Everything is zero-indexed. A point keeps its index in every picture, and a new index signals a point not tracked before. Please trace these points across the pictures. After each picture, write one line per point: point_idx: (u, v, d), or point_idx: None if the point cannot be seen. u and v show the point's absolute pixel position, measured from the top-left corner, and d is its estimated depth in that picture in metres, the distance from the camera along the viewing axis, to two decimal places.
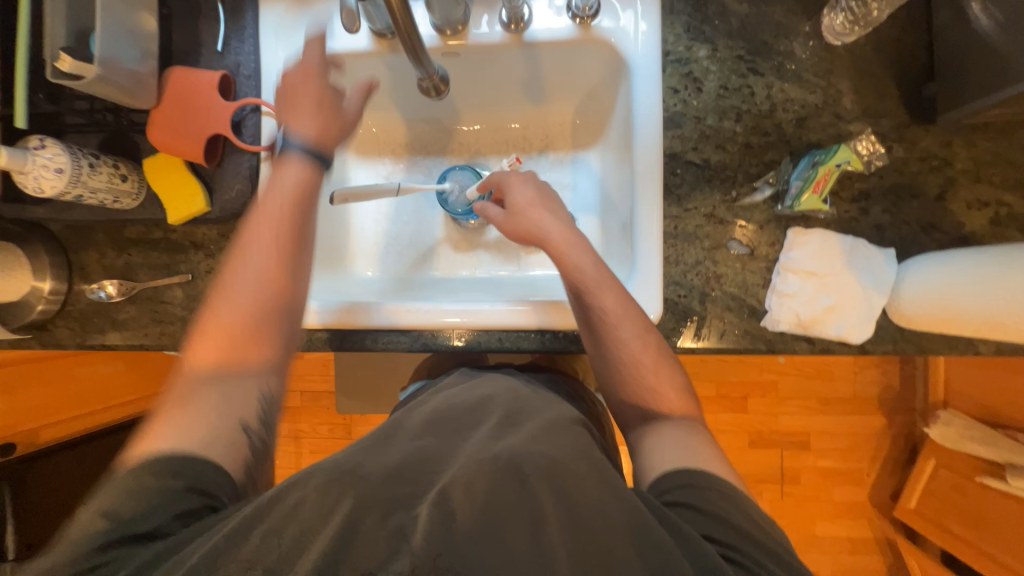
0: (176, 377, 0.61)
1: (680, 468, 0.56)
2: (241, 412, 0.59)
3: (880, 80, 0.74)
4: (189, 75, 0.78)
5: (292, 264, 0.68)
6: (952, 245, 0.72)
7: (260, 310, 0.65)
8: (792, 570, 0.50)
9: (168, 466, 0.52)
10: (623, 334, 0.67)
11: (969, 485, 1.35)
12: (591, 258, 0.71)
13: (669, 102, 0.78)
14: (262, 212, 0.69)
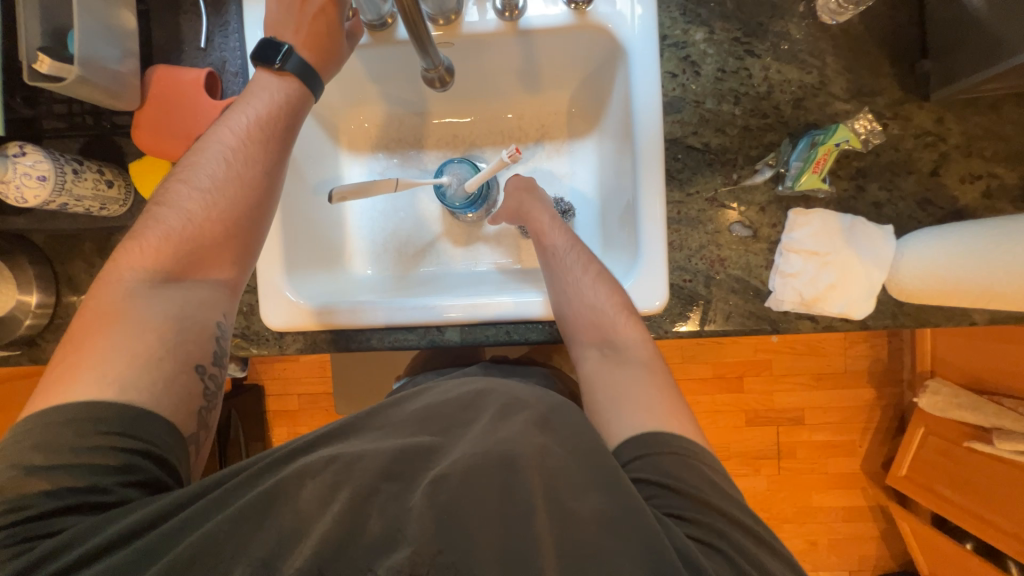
0: (113, 279, 0.59)
1: (642, 437, 0.58)
2: (195, 355, 0.59)
3: (873, 59, 0.75)
4: (174, 75, 0.75)
5: (251, 196, 0.65)
6: (947, 219, 0.73)
7: (210, 232, 0.63)
8: (765, 540, 0.53)
9: (111, 413, 0.52)
10: (568, 262, 0.77)
11: (957, 450, 1.40)
12: (558, 226, 0.82)
13: (669, 87, 0.78)
14: (223, 132, 0.66)
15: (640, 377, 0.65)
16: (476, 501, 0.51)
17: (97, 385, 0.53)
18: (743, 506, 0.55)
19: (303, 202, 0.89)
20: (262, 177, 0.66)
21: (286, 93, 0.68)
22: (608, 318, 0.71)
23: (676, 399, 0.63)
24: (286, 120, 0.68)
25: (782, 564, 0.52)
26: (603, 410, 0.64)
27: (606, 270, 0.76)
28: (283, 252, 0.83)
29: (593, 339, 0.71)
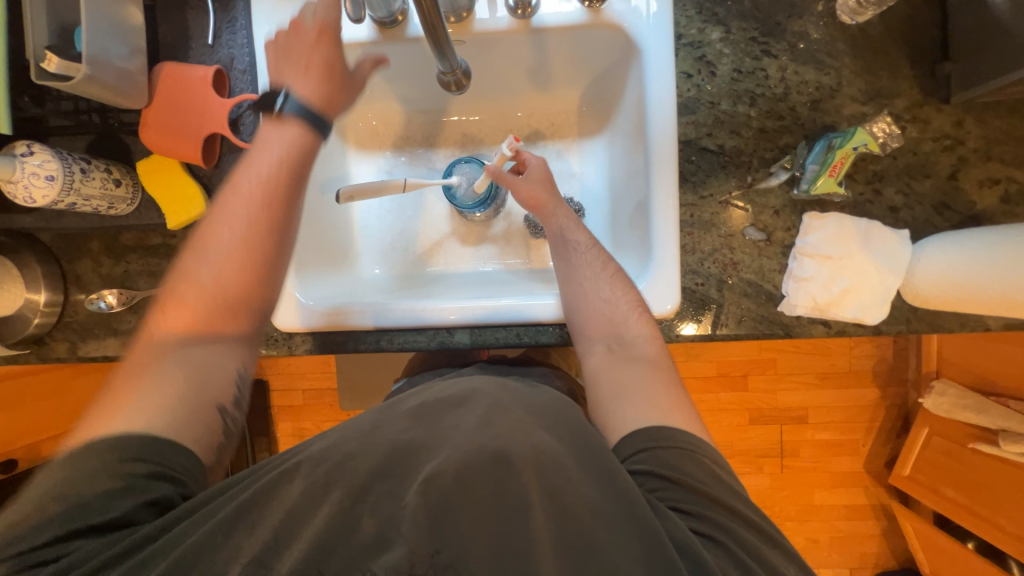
0: (147, 341, 0.61)
1: (647, 428, 0.58)
2: (218, 394, 0.60)
3: (893, 60, 0.74)
4: (182, 72, 0.74)
5: (271, 243, 0.65)
6: (964, 224, 0.72)
7: (233, 290, 0.63)
8: (772, 537, 0.53)
9: (129, 449, 0.53)
10: (586, 257, 0.76)
11: (961, 451, 1.40)
12: (577, 221, 0.79)
13: (684, 87, 0.77)
14: (241, 181, 0.66)
15: (655, 377, 0.65)
16: (473, 497, 0.50)
17: (122, 425, 0.54)
18: (741, 495, 0.55)
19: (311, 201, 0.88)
20: (280, 223, 0.66)
21: (295, 140, 0.67)
22: (620, 314, 0.70)
23: (689, 404, 0.63)
24: (296, 170, 0.67)
25: (783, 554, 0.52)
26: (607, 407, 0.64)
27: (623, 268, 0.75)
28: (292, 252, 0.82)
29: (603, 335, 0.70)
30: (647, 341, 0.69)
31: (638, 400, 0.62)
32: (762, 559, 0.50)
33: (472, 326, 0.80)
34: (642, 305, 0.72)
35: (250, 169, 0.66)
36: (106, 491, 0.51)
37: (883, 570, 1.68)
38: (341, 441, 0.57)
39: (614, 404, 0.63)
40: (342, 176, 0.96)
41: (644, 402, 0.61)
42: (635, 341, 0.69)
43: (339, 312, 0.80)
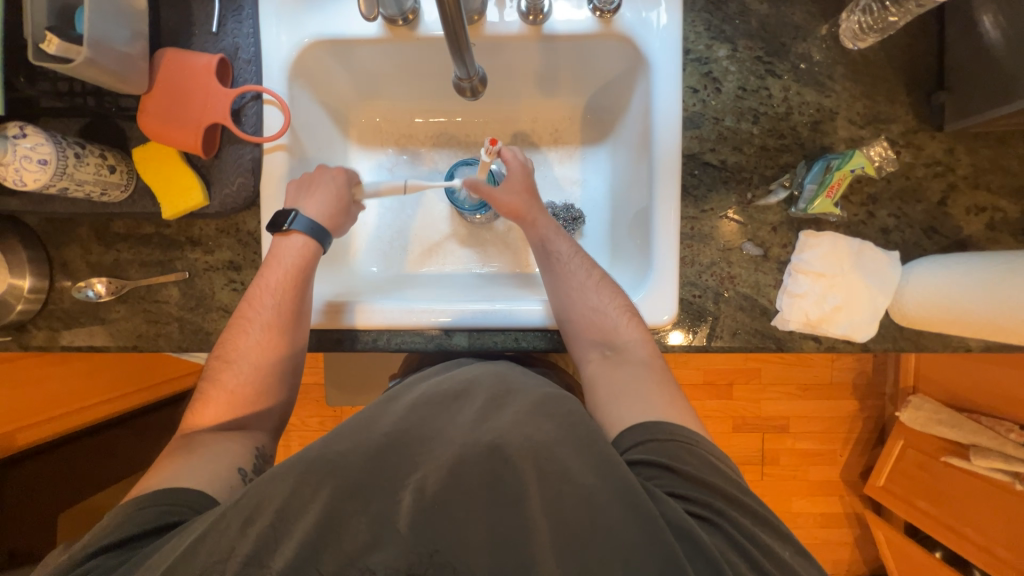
0: (182, 434, 0.67)
1: (645, 423, 0.60)
2: (239, 459, 0.64)
3: (891, 86, 0.76)
4: (184, 59, 0.73)
5: (291, 335, 0.72)
6: (950, 248, 0.75)
7: (257, 383, 0.70)
8: (768, 522, 0.54)
9: (166, 496, 0.57)
10: (571, 267, 0.76)
11: (932, 464, 1.45)
12: (563, 237, 0.80)
13: (689, 102, 0.78)
14: (262, 284, 0.72)
15: (648, 379, 0.66)
16: (470, 493, 0.50)
17: (160, 484, 0.58)
18: (739, 484, 0.57)
19: None
20: (297, 316, 0.72)
21: (302, 252, 0.74)
22: (610, 318, 0.72)
23: (681, 399, 0.66)
24: (303, 275, 0.74)
25: (779, 537, 0.53)
26: (604, 406, 0.66)
27: (609, 275, 0.76)
28: None
29: (594, 342, 0.71)
30: (640, 344, 0.70)
31: (634, 400, 0.64)
32: (760, 543, 0.51)
33: (468, 330, 0.80)
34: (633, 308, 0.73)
35: (264, 281, 0.72)
36: (146, 517, 0.55)
37: None
38: (333, 437, 0.56)
39: (611, 404, 0.66)
40: None
41: (639, 402, 0.64)
42: (628, 347, 0.70)
43: (338, 310, 0.79)
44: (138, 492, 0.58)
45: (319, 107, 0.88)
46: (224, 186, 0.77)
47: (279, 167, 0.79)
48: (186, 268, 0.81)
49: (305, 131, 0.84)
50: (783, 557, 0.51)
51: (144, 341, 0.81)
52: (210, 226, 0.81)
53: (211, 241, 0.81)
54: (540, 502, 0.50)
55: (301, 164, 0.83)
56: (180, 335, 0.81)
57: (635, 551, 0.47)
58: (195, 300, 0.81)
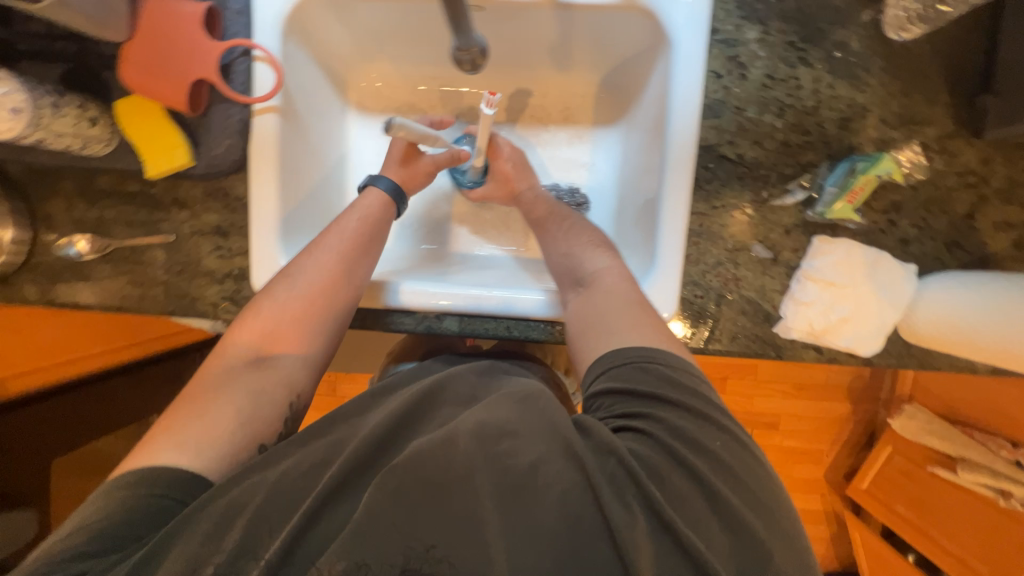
0: (220, 357, 0.63)
1: (601, 359, 0.59)
2: (263, 435, 0.59)
3: (931, 86, 0.71)
4: (169, 5, 0.68)
5: (350, 268, 0.71)
6: (971, 266, 0.71)
7: (303, 310, 0.66)
8: (710, 421, 0.52)
9: (163, 482, 0.52)
10: (549, 227, 0.80)
11: (919, 473, 1.45)
12: (578, 214, 0.82)
13: (711, 88, 0.73)
14: (335, 221, 0.74)
15: (613, 305, 0.65)
16: (439, 466, 0.47)
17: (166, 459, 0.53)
18: (689, 388, 0.55)
19: (309, 165, 0.82)
20: (361, 249, 0.72)
21: (379, 201, 0.78)
22: (578, 258, 0.73)
23: (651, 320, 0.62)
24: (376, 246, 0.75)
25: (716, 431, 0.52)
26: (576, 340, 0.65)
27: (580, 219, 0.80)
28: (278, 213, 0.75)
29: (569, 284, 0.72)
30: (608, 272, 0.69)
31: (598, 334, 0.62)
32: (694, 444, 0.50)
33: (461, 315, 0.78)
34: (607, 244, 0.75)
35: (340, 217, 0.74)
36: (143, 518, 0.50)
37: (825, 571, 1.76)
38: (332, 434, 0.54)
39: (582, 338, 0.64)
40: (339, 141, 0.90)
41: (604, 332, 0.62)
42: (595, 276, 0.70)
43: (378, 290, 0.76)
44: (138, 465, 0.53)
45: (316, 67, 0.83)
46: (211, 147, 0.74)
47: (269, 130, 0.74)
48: (172, 231, 0.78)
49: (300, 93, 0.79)
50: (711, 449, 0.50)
51: (128, 303, 0.79)
52: (197, 188, 0.77)
53: (198, 204, 0.78)
54: (481, 472, 0.47)
55: (295, 129, 0.78)
56: (165, 299, 0.79)
57: (566, 490, 0.47)
58: (181, 265, 0.78)
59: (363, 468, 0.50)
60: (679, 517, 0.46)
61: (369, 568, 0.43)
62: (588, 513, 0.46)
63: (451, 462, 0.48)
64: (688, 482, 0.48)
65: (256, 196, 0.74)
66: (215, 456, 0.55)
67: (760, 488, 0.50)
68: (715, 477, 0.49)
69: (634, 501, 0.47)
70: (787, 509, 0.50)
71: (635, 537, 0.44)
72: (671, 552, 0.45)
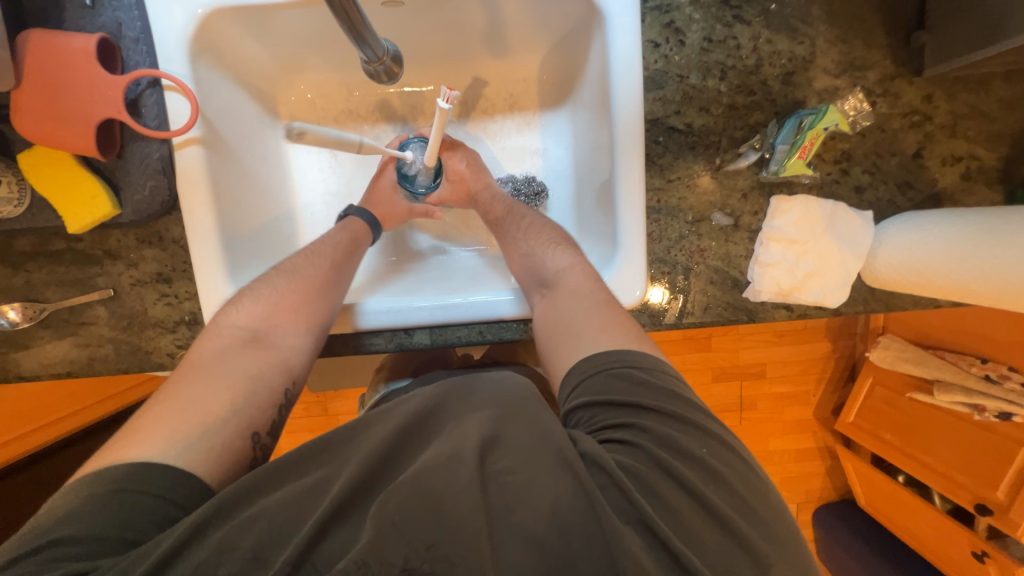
0: (203, 346, 0.62)
1: (574, 368, 0.58)
2: (257, 422, 0.57)
3: (867, 28, 0.70)
4: (55, 43, 0.61)
5: (339, 270, 0.73)
6: (924, 204, 0.72)
7: (295, 301, 0.67)
8: (695, 427, 0.52)
9: (156, 479, 0.48)
10: (511, 227, 0.78)
11: (900, 399, 1.51)
12: (533, 214, 0.80)
13: (650, 59, 0.71)
14: (322, 237, 0.77)
15: (580, 307, 0.64)
16: (447, 479, 0.46)
17: (153, 452, 0.50)
18: (670, 392, 0.54)
19: (249, 195, 0.77)
20: (345, 255, 0.75)
21: (357, 231, 0.79)
22: (539, 258, 0.72)
23: (621, 319, 0.62)
24: (358, 258, 0.78)
25: (702, 437, 0.52)
26: (546, 344, 0.64)
27: (537, 217, 0.78)
28: (223, 251, 0.70)
29: (532, 286, 0.71)
30: (572, 270, 0.69)
31: (568, 338, 0.61)
32: (681, 452, 0.50)
33: (430, 327, 0.75)
34: (567, 241, 0.74)
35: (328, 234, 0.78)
36: (131, 522, 0.46)
37: (824, 503, 1.83)
38: (332, 453, 0.51)
39: (553, 345, 0.63)
40: (278, 162, 0.85)
41: (572, 338, 0.61)
42: (559, 275, 0.69)
43: (347, 313, 0.73)
44: (121, 459, 0.50)
45: (237, 88, 0.77)
46: (135, 191, 0.69)
47: (193, 163, 0.68)
48: (110, 285, 0.73)
49: (223, 118, 0.73)
50: (699, 457, 0.50)
51: (78, 367, 0.74)
52: (128, 236, 0.72)
53: (132, 252, 0.73)
54: (479, 490, 0.46)
55: (224, 158, 0.73)
56: (117, 356, 0.74)
57: (565, 504, 0.46)
58: (127, 319, 0.74)
59: (361, 494, 0.47)
60: (673, 531, 0.46)
61: (369, 567, 0.42)
62: (586, 532, 0.45)
63: (454, 479, 0.46)
64: (680, 493, 0.48)
65: (192, 236, 0.69)
66: (203, 448, 0.52)
67: (753, 498, 0.49)
68: (706, 487, 0.48)
69: (626, 516, 0.46)
70: (781, 515, 0.50)
71: (633, 551, 0.44)
72: (668, 570, 0.44)
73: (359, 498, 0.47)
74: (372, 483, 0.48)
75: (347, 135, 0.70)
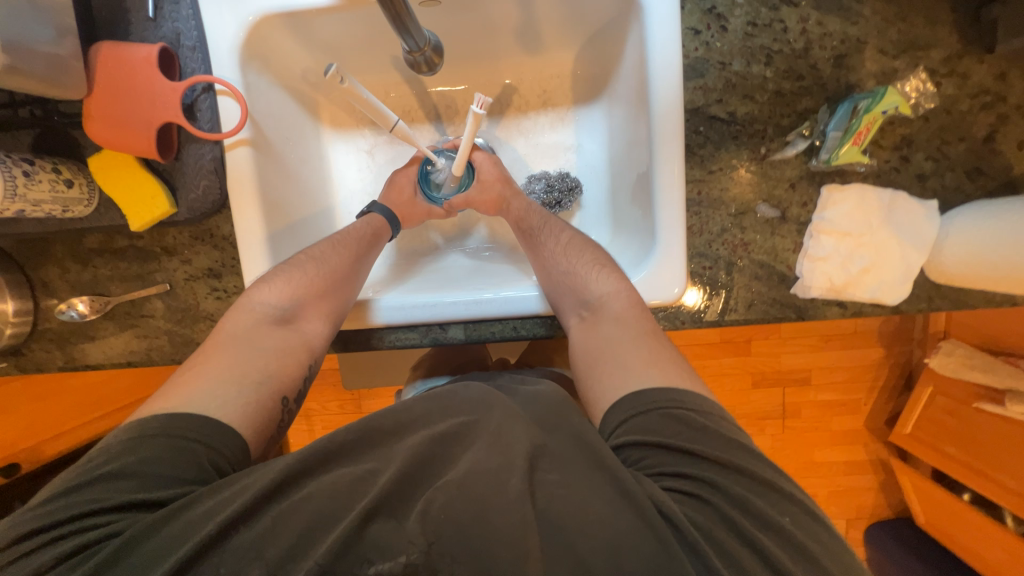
0: (232, 319, 0.65)
1: (623, 398, 0.56)
2: (285, 388, 0.62)
3: (930, 4, 0.65)
4: (122, 53, 0.66)
5: (360, 262, 0.75)
6: (998, 191, 0.66)
7: (321, 286, 0.69)
8: (769, 484, 0.51)
9: (196, 426, 0.53)
10: (549, 237, 0.76)
11: (966, 411, 1.39)
12: (567, 228, 0.78)
13: (690, 46, 0.68)
14: (347, 228, 0.78)
15: (626, 335, 0.63)
16: (493, 486, 0.47)
17: (196, 407, 0.54)
18: (733, 442, 0.53)
19: (293, 194, 0.80)
20: (362, 246, 0.76)
21: (374, 225, 0.80)
22: (581, 279, 0.70)
23: (668, 357, 0.61)
24: (377, 255, 0.79)
25: (783, 503, 0.50)
26: (583, 370, 0.64)
27: (579, 234, 0.76)
28: (269, 249, 0.74)
29: (571, 306, 0.69)
30: (616, 297, 0.67)
31: (612, 369, 0.60)
32: (753, 511, 0.49)
33: (462, 322, 0.75)
34: (610, 263, 0.72)
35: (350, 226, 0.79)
36: (177, 463, 0.51)
37: (877, 520, 1.71)
38: (374, 454, 0.51)
39: (595, 374, 0.62)
40: (320, 163, 0.88)
41: (617, 368, 0.60)
42: (602, 300, 0.68)
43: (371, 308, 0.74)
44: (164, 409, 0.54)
45: (282, 92, 0.80)
46: (189, 190, 0.73)
47: (242, 164, 0.72)
48: (166, 279, 0.78)
49: (269, 120, 0.77)
50: (780, 522, 0.48)
51: (138, 357, 0.79)
52: (183, 234, 0.77)
53: (186, 249, 0.77)
54: (529, 501, 0.47)
55: (270, 158, 0.76)
56: (172, 347, 0.79)
57: (631, 542, 0.46)
58: (181, 312, 0.78)
59: (409, 488, 0.48)
60: None
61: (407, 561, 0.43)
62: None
63: (503, 490, 0.47)
64: (751, 555, 0.46)
65: (240, 233, 0.72)
66: (241, 402, 0.57)
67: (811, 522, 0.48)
68: (792, 560, 0.46)
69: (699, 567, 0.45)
70: (829, 543, 0.49)
71: None
72: None
73: (409, 491, 0.48)
74: (416, 484, 0.48)
75: (387, 113, 0.75)
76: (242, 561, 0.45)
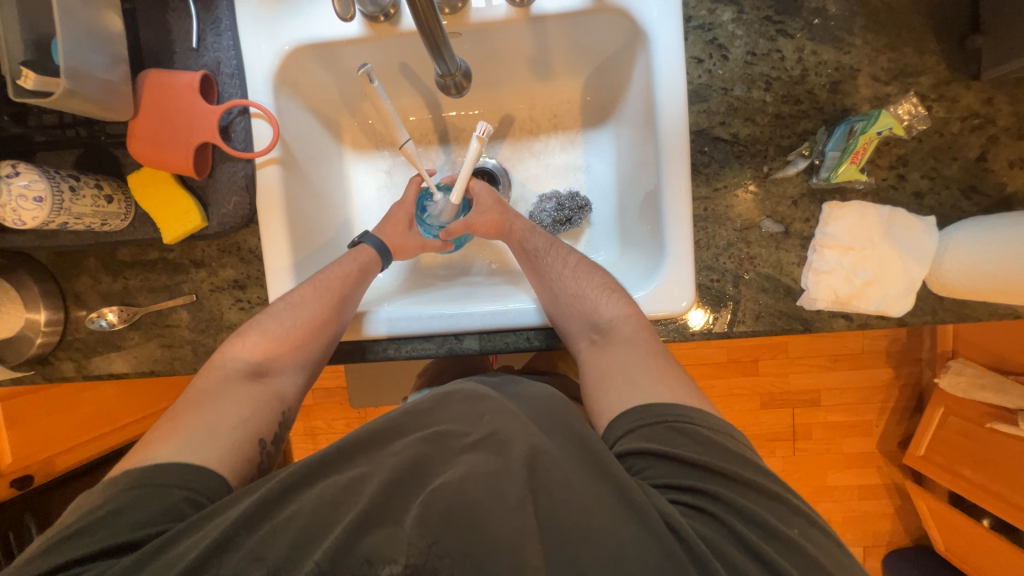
0: (209, 369, 0.67)
1: (635, 409, 0.58)
2: (261, 429, 0.64)
3: (918, 35, 0.70)
4: (167, 80, 0.71)
5: (344, 302, 0.74)
6: (994, 208, 0.69)
7: (295, 340, 0.70)
8: (777, 496, 0.52)
9: (172, 473, 0.55)
10: (549, 260, 0.78)
11: (978, 431, 1.37)
12: (565, 253, 0.78)
13: (693, 73, 0.73)
14: (333, 265, 0.78)
15: (634, 357, 0.64)
16: (493, 493, 0.48)
17: (169, 455, 0.56)
18: (742, 458, 0.54)
19: (316, 210, 0.84)
20: (342, 288, 0.75)
21: (365, 259, 0.80)
22: (591, 302, 0.71)
23: (676, 376, 0.63)
24: (364, 289, 0.78)
25: (791, 516, 0.52)
26: (593, 388, 0.65)
27: (586, 258, 0.78)
28: (293, 263, 0.77)
29: (581, 327, 0.71)
30: (624, 316, 0.69)
31: (623, 385, 0.62)
32: (763, 525, 0.50)
33: (476, 333, 0.77)
34: (618, 288, 0.73)
35: (334, 265, 0.78)
36: (152, 506, 0.53)
37: (894, 547, 1.67)
38: (371, 456, 0.53)
39: (606, 387, 0.63)
40: (341, 182, 0.92)
41: (627, 383, 0.62)
42: (610, 318, 0.69)
43: (387, 321, 0.76)
44: (144, 459, 0.56)
45: (309, 115, 0.86)
46: (220, 205, 0.77)
47: (272, 182, 0.76)
48: (193, 290, 0.81)
49: (297, 141, 0.82)
50: (790, 535, 0.49)
51: (161, 366, 0.81)
52: (211, 247, 0.80)
53: (214, 261, 0.80)
54: (530, 508, 0.48)
55: (297, 177, 0.81)
56: (195, 357, 0.81)
57: (633, 553, 0.47)
58: (206, 323, 0.81)
59: (407, 486, 0.50)
60: None
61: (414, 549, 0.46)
62: None
63: (503, 495, 0.48)
64: (753, 563, 0.48)
65: (268, 247, 0.76)
66: (213, 449, 0.58)
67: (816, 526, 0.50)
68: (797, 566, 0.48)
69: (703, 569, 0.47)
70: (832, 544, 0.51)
71: None
72: None
73: (403, 493, 0.50)
74: (420, 477, 0.50)
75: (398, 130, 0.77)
76: (243, 564, 0.47)
